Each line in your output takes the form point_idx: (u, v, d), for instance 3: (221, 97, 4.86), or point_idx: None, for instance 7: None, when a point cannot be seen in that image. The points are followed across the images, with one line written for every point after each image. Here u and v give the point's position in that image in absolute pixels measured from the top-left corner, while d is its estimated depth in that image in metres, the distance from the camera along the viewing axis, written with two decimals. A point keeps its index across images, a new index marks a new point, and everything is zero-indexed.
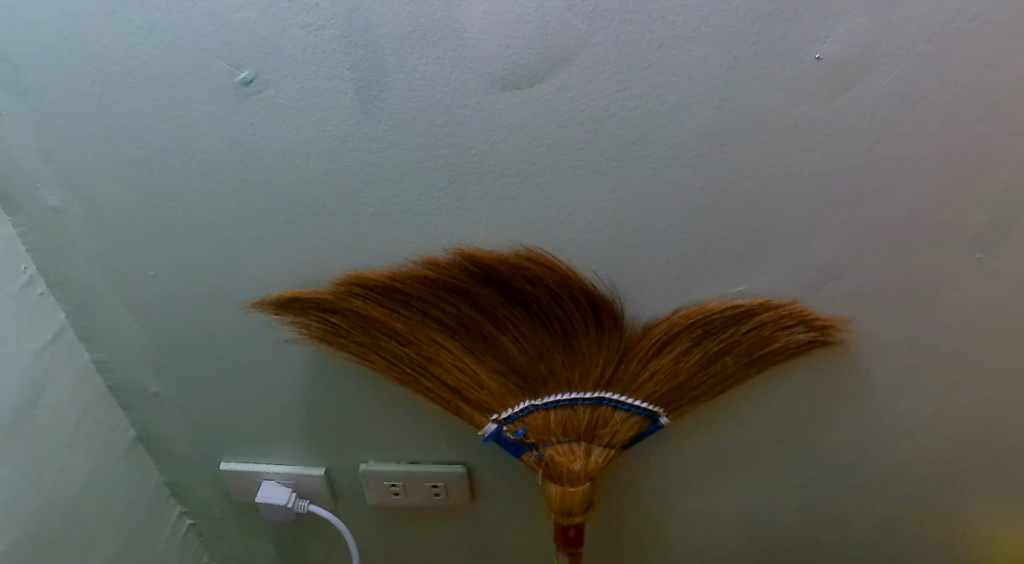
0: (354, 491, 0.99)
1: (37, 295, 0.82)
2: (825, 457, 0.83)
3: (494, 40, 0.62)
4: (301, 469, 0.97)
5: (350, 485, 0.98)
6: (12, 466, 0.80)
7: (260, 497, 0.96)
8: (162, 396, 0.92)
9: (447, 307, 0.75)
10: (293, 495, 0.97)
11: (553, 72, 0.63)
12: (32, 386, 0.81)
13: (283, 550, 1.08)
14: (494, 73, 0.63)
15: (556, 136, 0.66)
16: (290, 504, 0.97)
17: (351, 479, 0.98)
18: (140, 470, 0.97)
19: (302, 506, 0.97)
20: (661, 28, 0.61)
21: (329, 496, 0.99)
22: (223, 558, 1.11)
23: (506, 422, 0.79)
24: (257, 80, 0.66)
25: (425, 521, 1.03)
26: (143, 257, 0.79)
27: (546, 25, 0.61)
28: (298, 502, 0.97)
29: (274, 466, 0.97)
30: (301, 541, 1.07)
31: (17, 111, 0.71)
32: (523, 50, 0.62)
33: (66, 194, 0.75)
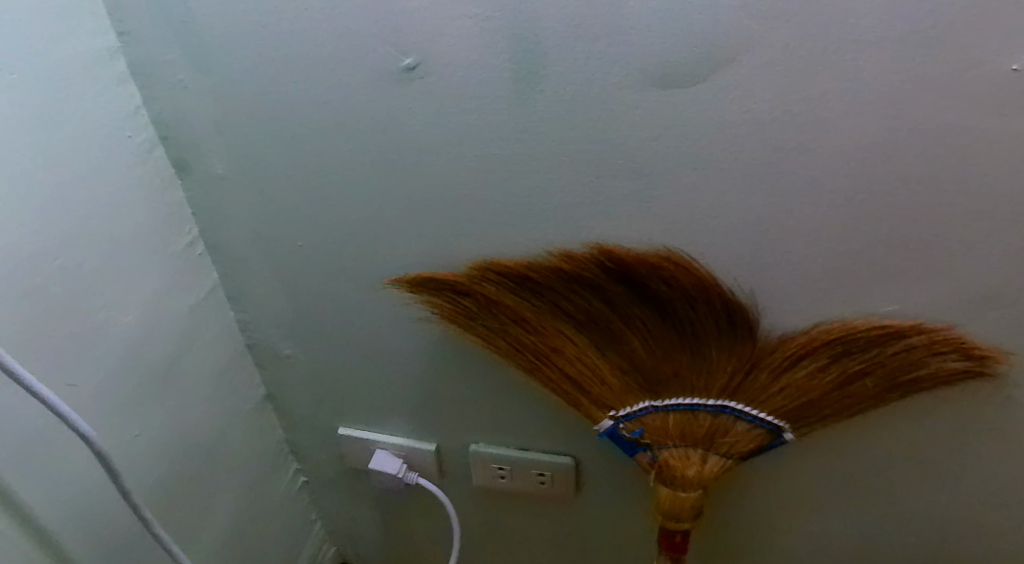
0: (460, 467, 1.04)
1: (196, 254, 0.88)
2: (957, 493, 0.79)
3: (660, 38, 0.61)
4: (412, 443, 1.02)
5: (458, 461, 1.03)
6: (167, 408, 0.87)
7: (373, 465, 1.02)
8: (293, 358, 0.98)
9: (576, 301, 0.76)
10: (402, 466, 1.03)
11: (716, 72, 0.62)
12: (184, 339, 0.88)
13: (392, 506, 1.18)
14: (655, 70, 0.63)
15: (710, 138, 0.65)
16: (400, 474, 1.02)
17: (459, 456, 1.02)
18: (264, 423, 1.05)
19: (411, 478, 1.03)
20: (841, 31, 0.58)
21: (436, 473, 1.04)
22: (337, 504, 1.21)
23: (623, 420, 0.79)
24: (420, 67, 0.67)
25: (526, 503, 1.07)
26: (293, 227, 0.83)
27: (717, 24, 0.59)
28: (408, 473, 1.03)
29: (388, 437, 1.03)
30: (411, 500, 1.17)
31: (198, 84, 0.75)
32: (688, 49, 0.61)
33: (232, 164, 0.80)
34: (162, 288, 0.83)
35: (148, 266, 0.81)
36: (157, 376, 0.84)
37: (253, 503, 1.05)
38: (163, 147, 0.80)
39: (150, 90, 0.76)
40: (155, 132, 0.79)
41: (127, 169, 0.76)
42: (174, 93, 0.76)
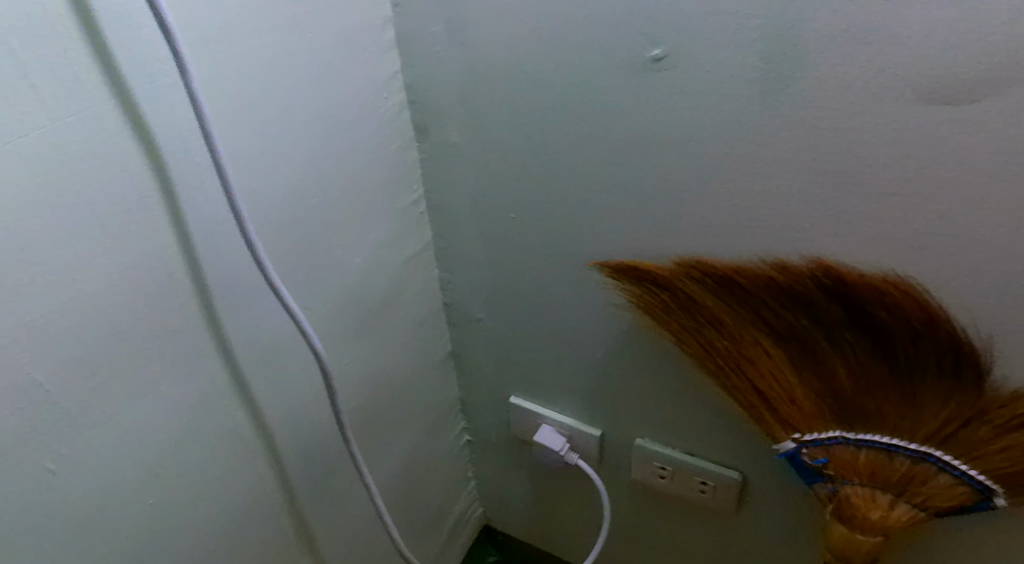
0: (620, 457, 1.11)
1: (418, 212, 0.96)
2: None
3: (939, 50, 0.57)
4: (578, 425, 1.10)
5: (619, 449, 1.10)
6: (374, 346, 0.96)
7: (538, 437, 1.13)
8: (484, 322, 1.05)
9: (781, 315, 0.73)
10: (565, 445, 1.12)
11: (998, 93, 0.57)
12: (396, 286, 0.97)
13: (549, 477, 1.28)
14: (925, 85, 0.59)
15: (975, 163, 0.61)
16: (562, 452, 1.12)
17: (622, 444, 1.09)
18: (445, 375, 1.16)
19: (572, 458, 1.13)
20: None
21: (596, 457, 1.13)
22: (499, 465, 1.33)
23: (807, 445, 0.76)
24: (666, 59, 0.67)
25: (680, 506, 1.11)
26: (510, 200, 0.88)
27: (1012, 41, 0.55)
28: (569, 453, 1.13)
29: (557, 415, 1.12)
30: (568, 478, 1.25)
31: (451, 56, 0.80)
32: (972, 64, 0.57)
33: (466, 134, 0.85)
34: (387, 238, 0.92)
35: (379, 216, 0.89)
36: (371, 316, 0.94)
37: (425, 441, 1.18)
38: (409, 111, 0.87)
39: (409, 57, 0.82)
40: (404, 96, 0.86)
41: (377, 127, 0.84)
42: (429, 62, 0.81)
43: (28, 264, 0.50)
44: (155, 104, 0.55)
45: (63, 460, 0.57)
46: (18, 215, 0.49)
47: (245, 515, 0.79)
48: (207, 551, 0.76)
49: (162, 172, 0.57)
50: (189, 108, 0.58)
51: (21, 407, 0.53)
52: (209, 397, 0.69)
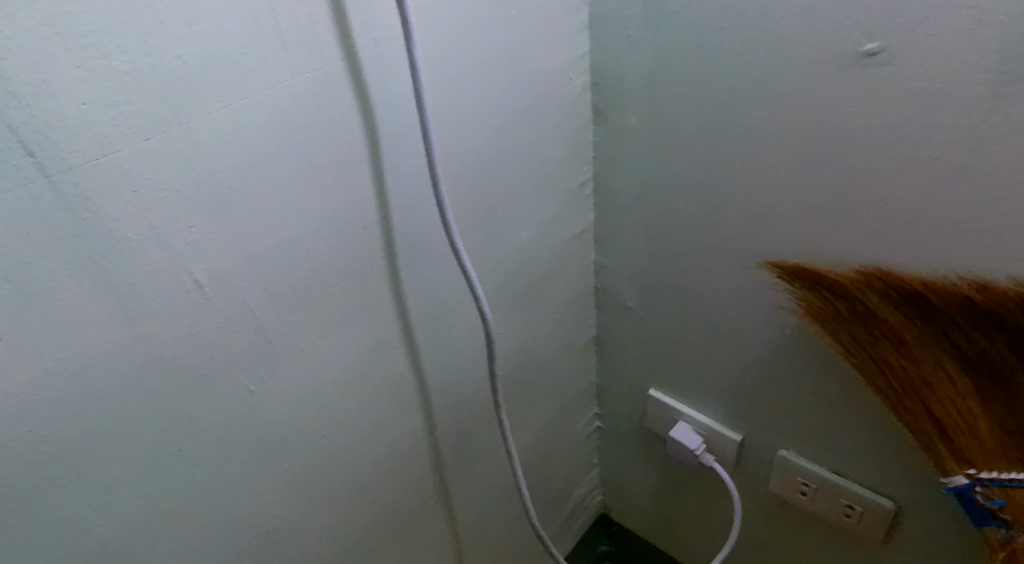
0: (759, 466, 1.08)
1: (583, 194, 0.96)
2: None
3: None
4: (718, 427, 1.08)
5: (759, 458, 1.07)
6: (525, 321, 0.98)
7: (674, 433, 1.12)
8: (634, 310, 1.05)
9: (974, 339, 0.69)
10: (701, 446, 1.11)
11: None
12: (554, 264, 0.98)
13: (678, 477, 1.26)
14: None
15: None
16: (697, 452, 1.11)
17: (763, 453, 1.06)
18: (586, 358, 1.17)
19: (707, 459, 1.11)
20: None
21: (733, 462, 1.10)
22: (627, 457, 1.33)
23: (982, 483, 0.73)
24: (881, 54, 0.64)
25: (818, 526, 1.07)
26: (681, 190, 0.87)
27: None
28: (705, 454, 1.11)
29: (696, 414, 1.10)
30: (698, 480, 1.23)
31: (642, 41, 0.79)
32: None
33: (646, 119, 0.84)
34: (552, 215, 0.93)
35: (549, 193, 0.90)
36: (527, 291, 0.96)
37: (559, 420, 1.19)
38: (590, 92, 0.87)
39: (599, 39, 0.82)
40: (588, 78, 0.86)
41: (559, 105, 0.85)
42: (619, 44, 0.81)
43: (260, 202, 0.56)
44: (376, 66, 0.59)
45: (261, 384, 0.63)
46: (255, 160, 0.54)
47: (396, 459, 0.84)
48: (360, 488, 0.81)
49: (373, 131, 0.61)
50: (406, 72, 0.62)
51: (236, 331, 0.59)
52: (378, 347, 0.73)
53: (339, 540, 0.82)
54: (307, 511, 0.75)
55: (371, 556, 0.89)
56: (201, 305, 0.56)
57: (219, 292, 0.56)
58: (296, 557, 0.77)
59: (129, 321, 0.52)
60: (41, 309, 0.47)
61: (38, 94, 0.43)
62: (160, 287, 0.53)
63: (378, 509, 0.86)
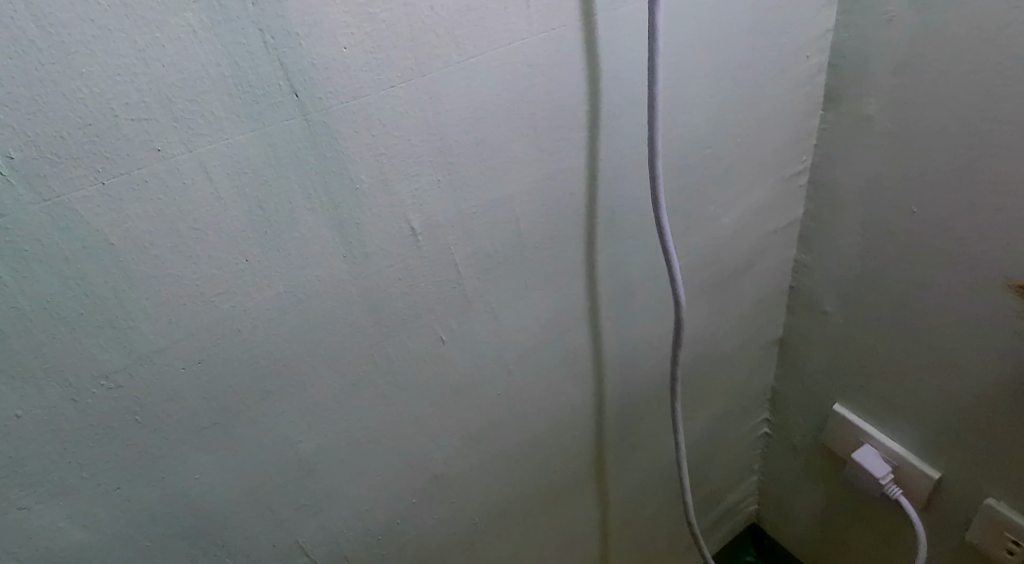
0: (955, 510, 0.97)
1: (797, 185, 0.89)
2: None
3: None
4: (913, 459, 0.98)
5: (957, 502, 0.96)
6: (712, 310, 0.93)
7: (858, 456, 1.03)
8: (832, 317, 0.97)
9: None
10: (888, 475, 1.01)
11: None
12: (753, 256, 0.92)
13: (850, 504, 1.17)
14: None
15: None
16: (883, 481, 1.01)
17: (963, 497, 0.94)
18: (767, 359, 1.10)
19: (893, 491, 1.00)
20: None
21: (923, 501, 1.00)
22: (794, 471, 1.24)
23: None
24: None
25: None
26: (918, 190, 0.78)
27: None
28: (891, 485, 1.01)
29: (889, 440, 1.00)
30: (875, 512, 1.13)
31: (903, 20, 0.70)
32: None
33: (890, 109, 0.76)
34: (760, 204, 0.87)
35: (761, 180, 0.85)
36: (721, 280, 0.91)
37: (727, 419, 1.13)
38: (826, 74, 0.80)
39: (849, 16, 0.75)
40: (826, 58, 0.79)
41: (789, 86, 0.78)
42: (872, 23, 0.73)
43: (478, 158, 0.56)
44: (612, 30, 0.57)
45: (453, 335, 0.65)
46: (488, 115, 0.55)
47: (563, 428, 0.84)
48: (526, 451, 0.82)
49: (596, 97, 0.60)
50: (642, 37, 0.59)
51: (439, 280, 0.60)
52: (566, 315, 0.73)
53: (498, 497, 0.83)
54: (474, 464, 0.77)
55: (524, 519, 0.90)
56: (412, 252, 0.57)
57: (429, 241, 0.58)
58: (457, 505, 0.79)
59: (351, 259, 0.55)
60: (283, 238, 0.51)
61: (309, 35, 0.45)
62: (382, 230, 0.55)
63: (538, 475, 0.86)
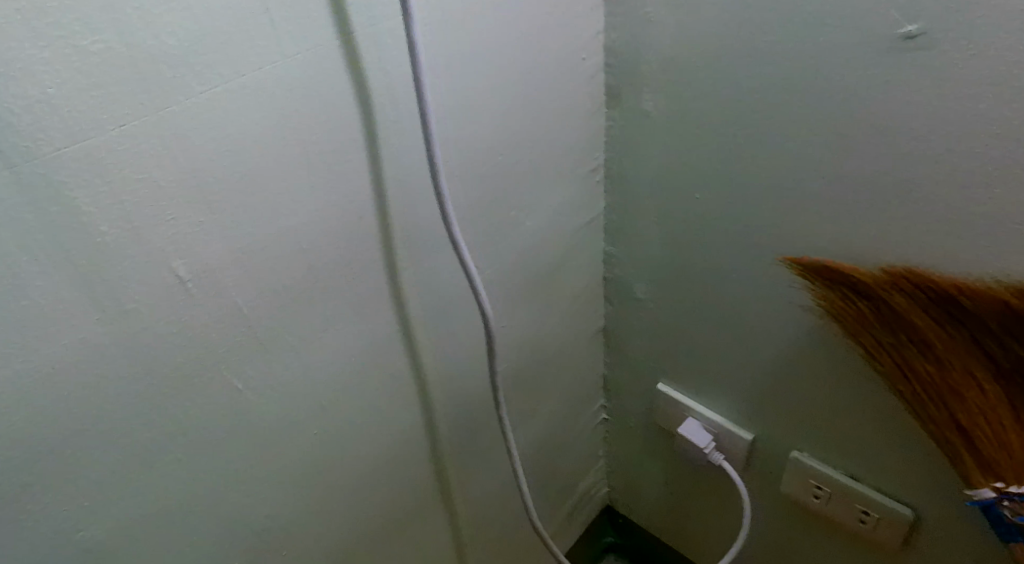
0: (771, 467, 1.04)
1: (595, 181, 0.92)
2: None
3: None
4: (730, 425, 1.05)
5: (772, 458, 1.03)
6: (530, 313, 0.94)
7: (683, 430, 1.09)
8: (643, 302, 1.01)
9: (1008, 348, 0.64)
10: (710, 443, 1.07)
11: None
12: (563, 254, 0.94)
13: (686, 474, 1.23)
14: None
15: None
16: (706, 450, 1.07)
17: (776, 454, 1.02)
18: (593, 350, 1.13)
19: (715, 457, 1.08)
20: None
21: (743, 462, 1.07)
22: (635, 451, 1.29)
23: (1010, 498, 0.67)
24: (923, 36, 0.58)
25: (831, 530, 1.04)
26: (699, 177, 0.82)
27: None
28: (713, 452, 1.08)
29: (707, 411, 1.06)
30: (708, 479, 1.20)
31: (662, 20, 0.74)
32: None
33: (663, 103, 0.80)
34: (562, 204, 0.89)
35: (559, 181, 0.86)
36: (536, 282, 0.92)
37: (565, 414, 1.16)
38: (606, 74, 0.83)
39: (615, 17, 0.78)
40: (603, 59, 0.82)
41: (571, 88, 0.80)
42: (637, 24, 0.76)
43: (251, 193, 0.52)
44: (376, 45, 0.55)
45: (250, 382, 0.60)
46: (245, 145, 0.51)
47: (396, 455, 0.81)
48: (360, 485, 0.79)
49: (370, 115, 0.57)
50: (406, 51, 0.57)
51: (224, 326, 0.56)
52: (378, 342, 0.70)
53: (337, 538, 0.79)
54: (303, 510, 0.73)
55: (371, 553, 0.86)
56: (185, 302, 0.52)
57: (206, 284, 0.53)
58: (292, 555, 0.74)
59: (106, 320, 0.49)
60: (9, 307, 0.44)
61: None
62: (143, 283, 0.49)
63: (377, 507, 0.83)
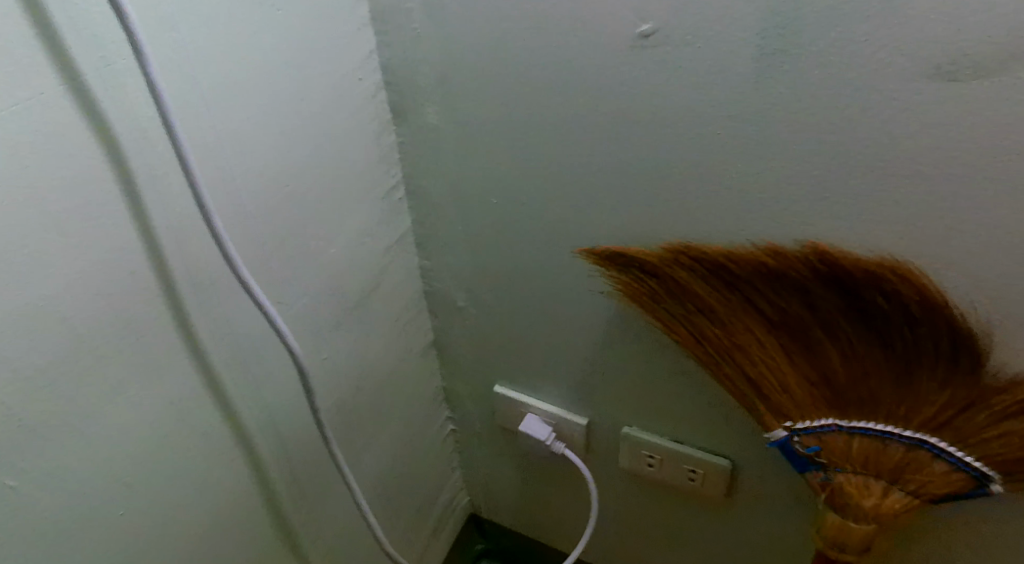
0: (609, 445, 1.09)
1: (397, 198, 0.92)
2: None
3: (944, 27, 0.54)
4: (565, 413, 1.08)
5: (608, 437, 1.08)
6: (351, 339, 0.92)
7: (524, 427, 1.11)
8: (466, 309, 1.03)
9: (774, 302, 0.72)
10: (551, 434, 1.10)
11: (1008, 69, 0.54)
12: (377, 275, 0.93)
13: (537, 467, 1.26)
14: (927, 62, 0.56)
15: (981, 156, 0.58)
16: (548, 442, 1.10)
17: (611, 433, 1.07)
18: (427, 365, 1.13)
19: (558, 447, 1.11)
20: None
21: (583, 446, 1.11)
22: (486, 456, 1.30)
23: (799, 433, 0.75)
24: (656, 34, 0.63)
25: (671, 494, 1.10)
26: (492, 183, 0.84)
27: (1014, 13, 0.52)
28: (554, 442, 1.11)
29: (544, 404, 1.10)
30: (557, 468, 1.23)
31: (429, 35, 0.75)
32: (976, 41, 0.54)
33: (446, 116, 0.81)
34: (366, 225, 0.88)
35: (358, 203, 0.85)
36: (351, 307, 0.90)
37: (410, 433, 1.15)
38: (388, 92, 0.83)
39: (386, 35, 0.78)
40: (381, 76, 0.82)
41: (352, 110, 0.80)
42: (406, 40, 0.77)
43: None
44: (112, 88, 0.53)
45: (24, 475, 0.55)
46: None
47: (225, 514, 0.77)
48: (189, 552, 0.73)
49: (122, 163, 0.55)
50: (148, 97, 0.55)
51: None
52: (182, 399, 0.66)
53: None
54: None
55: None
56: None
57: None
58: None
59: None
60: None
61: None
62: None
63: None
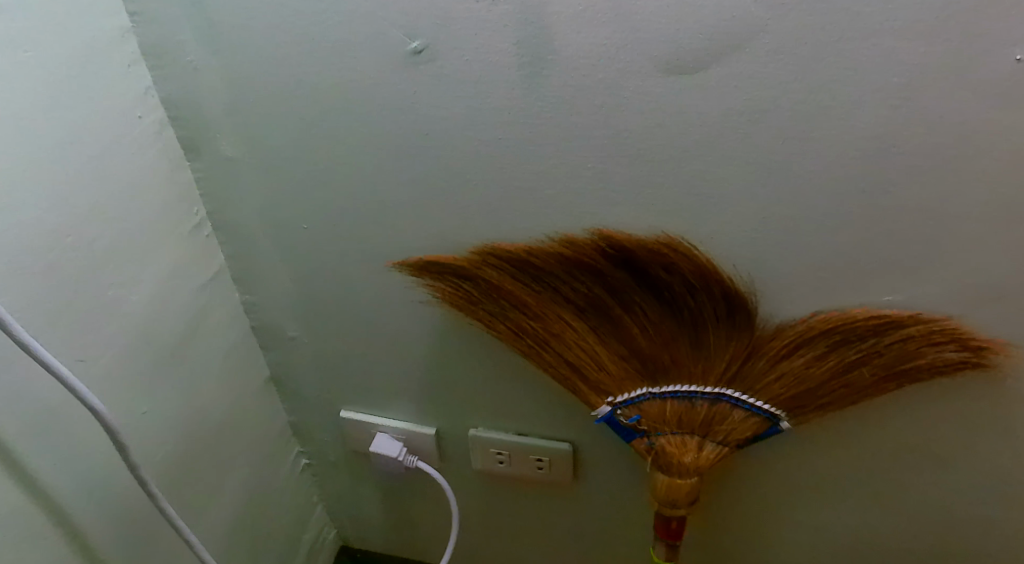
0: (461, 450, 1.11)
1: (205, 236, 0.89)
2: (871, 476, 0.86)
3: (669, 26, 0.61)
4: (413, 426, 1.09)
5: (458, 442, 1.10)
6: (173, 388, 0.88)
7: (375, 447, 1.09)
8: (297, 339, 1.01)
9: (577, 288, 0.77)
10: (402, 450, 1.09)
11: (725, 58, 0.61)
12: (194, 318, 0.89)
13: (398, 485, 1.25)
14: (662, 57, 0.62)
15: (722, 135, 0.65)
16: (400, 458, 1.09)
17: (460, 438, 1.09)
18: (268, 402, 1.10)
19: (411, 461, 1.10)
20: (846, 19, 0.58)
21: (436, 455, 1.12)
22: (346, 484, 1.27)
23: (620, 406, 0.81)
24: (427, 50, 0.67)
25: (528, 485, 1.14)
26: (299, 209, 0.84)
27: (718, 9, 0.59)
28: (407, 457, 1.10)
29: (391, 420, 1.09)
30: (417, 482, 1.23)
31: (208, 67, 0.74)
32: (695, 36, 0.61)
33: (240, 147, 0.80)
34: (173, 268, 0.84)
35: (160, 245, 0.82)
36: (167, 354, 0.86)
37: (258, 475, 1.10)
38: (175, 129, 0.80)
39: (162, 71, 0.76)
40: (165, 113, 0.79)
41: (137, 150, 0.76)
42: (184, 74, 0.75)
43: None
44: None
45: None
46: None
47: None
48: None
49: None
50: None
51: None
52: None
53: None
54: None
55: None
56: None
57: None
58: None
59: None
60: None
61: None
62: None
63: None
